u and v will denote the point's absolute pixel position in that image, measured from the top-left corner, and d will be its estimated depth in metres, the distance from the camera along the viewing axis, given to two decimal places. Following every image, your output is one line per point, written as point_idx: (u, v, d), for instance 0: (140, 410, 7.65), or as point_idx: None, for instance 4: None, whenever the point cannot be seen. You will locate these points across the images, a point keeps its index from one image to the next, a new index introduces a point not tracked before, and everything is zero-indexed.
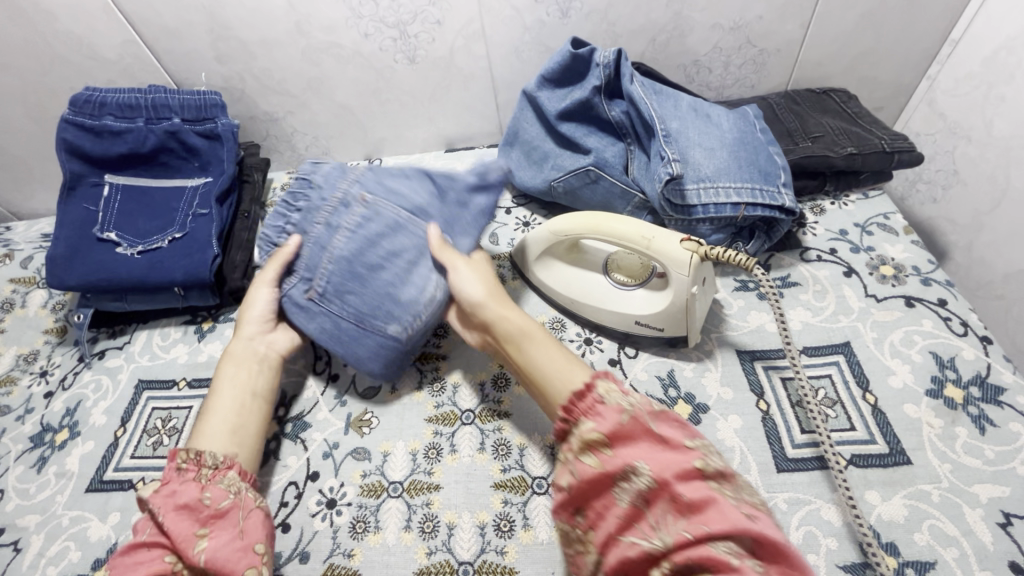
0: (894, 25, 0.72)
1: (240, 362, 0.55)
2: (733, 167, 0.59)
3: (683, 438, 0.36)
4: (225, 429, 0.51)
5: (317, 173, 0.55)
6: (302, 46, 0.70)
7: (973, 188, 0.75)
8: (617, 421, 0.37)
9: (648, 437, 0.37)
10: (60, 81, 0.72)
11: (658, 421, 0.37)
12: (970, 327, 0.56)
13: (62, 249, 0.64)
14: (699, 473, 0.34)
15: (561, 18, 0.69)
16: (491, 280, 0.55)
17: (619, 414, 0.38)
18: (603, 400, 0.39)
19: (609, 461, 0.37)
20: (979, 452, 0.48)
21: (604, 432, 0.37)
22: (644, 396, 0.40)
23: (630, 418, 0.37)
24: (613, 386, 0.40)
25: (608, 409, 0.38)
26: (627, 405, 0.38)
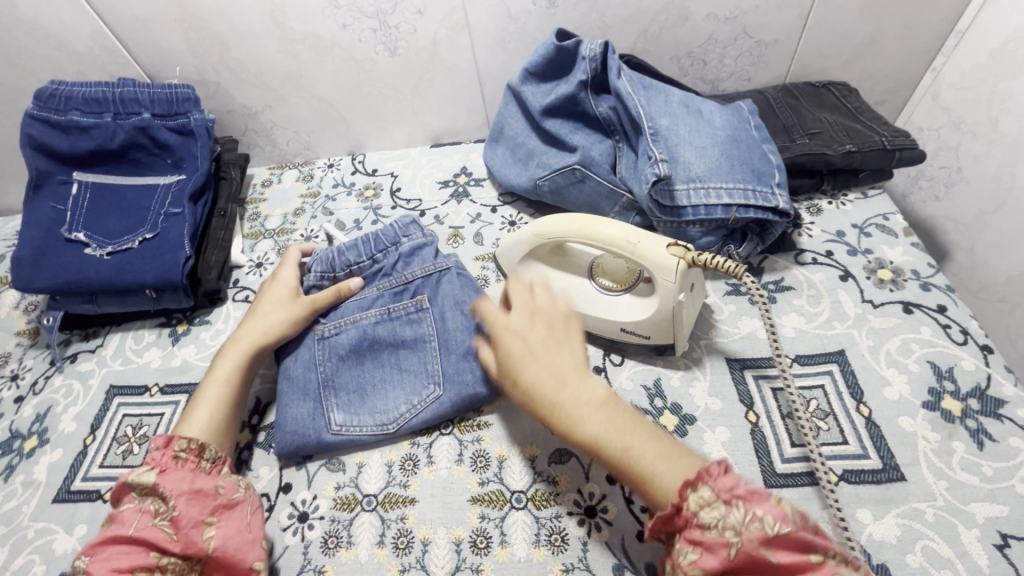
0: (897, 14, 0.69)
1: (246, 352, 0.55)
2: (725, 166, 0.56)
3: (803, 555, 0.32)
4: (216, 422, 0.51)
5: (407, 240, 0.62)
6: (278, 37, 0.67)
7: (977, 186, 0.72)
8: (724, 557, 0.32)
9: (766, 568, 0.32)
10: (27, 73, 0.69)
11: (775, 546, 0.32)
12: (971, 335, 0.54)
13: (29, 250, 0.62)
14: None
15: (547, 8, 0.66)
16: (542, 342, 0.44)
17: (726, 549, 0.32)
18: (704, 526, 0.33)
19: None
20: (976, 469, 0.46)
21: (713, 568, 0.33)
22: (754, 498, 0.33)
23: (740, 553, 0.32)
24: (707, 495, 0.34)
25: (716, 541, 0.33)
26: (735, 537, 0.32)
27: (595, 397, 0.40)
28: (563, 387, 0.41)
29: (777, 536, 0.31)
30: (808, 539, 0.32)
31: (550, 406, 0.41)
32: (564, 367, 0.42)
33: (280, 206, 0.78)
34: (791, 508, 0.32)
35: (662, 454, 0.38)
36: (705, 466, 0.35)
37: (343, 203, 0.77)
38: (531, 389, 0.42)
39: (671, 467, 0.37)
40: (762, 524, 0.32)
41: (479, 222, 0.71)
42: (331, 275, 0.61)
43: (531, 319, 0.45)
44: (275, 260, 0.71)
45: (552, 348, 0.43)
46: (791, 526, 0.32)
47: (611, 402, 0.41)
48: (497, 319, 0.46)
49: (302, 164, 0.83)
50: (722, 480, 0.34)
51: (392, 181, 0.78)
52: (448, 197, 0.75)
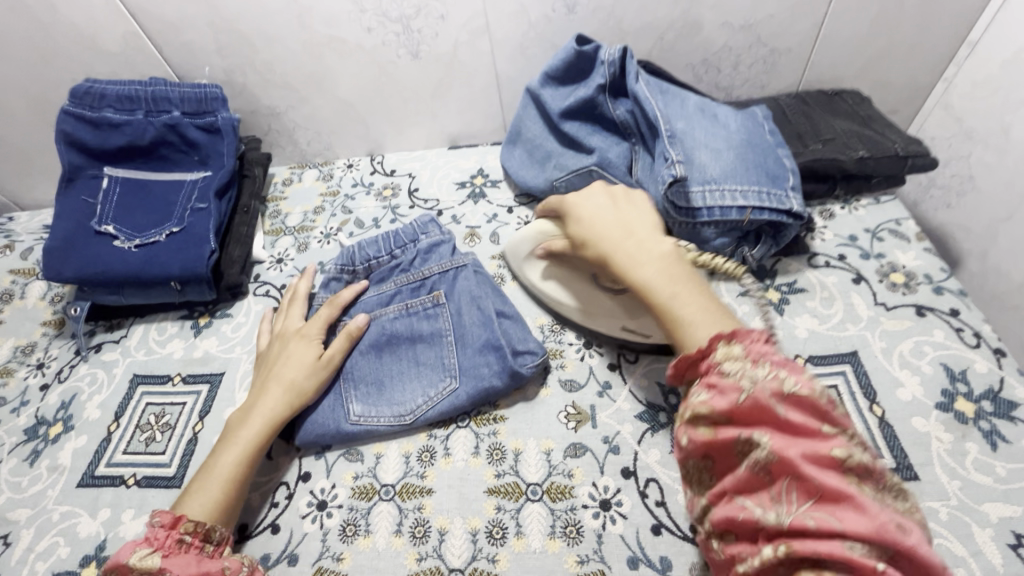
0: (910, 24, 0.70)
1: (270, 425, 0.52)
2: (740, 169, 0.57)
3: (816, 426, 0.33)
4: (225, 498, 0.48)
5: (426, 239, 0.63)
6: (304, 40, 0.69)
7: (989, 194, 0.73)
8: (733, 402, 0.35)
9: (773, 423, 0.34)
10: (61, 72, 0.72)
11: (787, 405, 0.34)
12: (984, 339, 0.54)
13: (59, 241, 0.64)
14: (836, 466, 0.32)
15: (567, 14, 0.67)
16: (610, 213, 0.51)
17: (737, 394, 0.35)
18: (724, 374, 0.37)
19: (723, 432, 0.36)
20: (990, 469, 0.46)
21: (719, 411, 0.36)
22: (780, 368, 0.35)
23: (750, 399, 0.35)
24: (738, 350, 0.37)
25: (730, 386, 0.36)
26: (749, 386, 0.35)
27: (651, 255, 0.47)
28: (625, 239, 0.49)
29: (793, 395, 0.34)
30: (827, 412, 0.33)
31: (610, 253, 0.49)
32: (631, 227, 0.50)
33: (301, 204, 0.79)
34: (819, 385, 0.34)
35: (705, 309, 0.43)
36: (745, 328, 0.38)
37: (362, 202, 0.78)
38: (597, 244, 0.50)
39: (712, 318, 0.42)
40: (782, 383, 0.34)
41: (496, 222, 0.72)
42: (350, 269, 0.62)
43: (617, 195, 0.53)
44: (295, 256, 0.73)
45: (630, 215, 0.51)
46: (812, 394, 0.34)
47: (670, 258, 0.47)
48: (584, 200, 0.53)
49: (321, 164, 0.85)
50: (758, 345, 0.37)
51: (410, 181, 0.80)
52: (465, 198, 0.76)
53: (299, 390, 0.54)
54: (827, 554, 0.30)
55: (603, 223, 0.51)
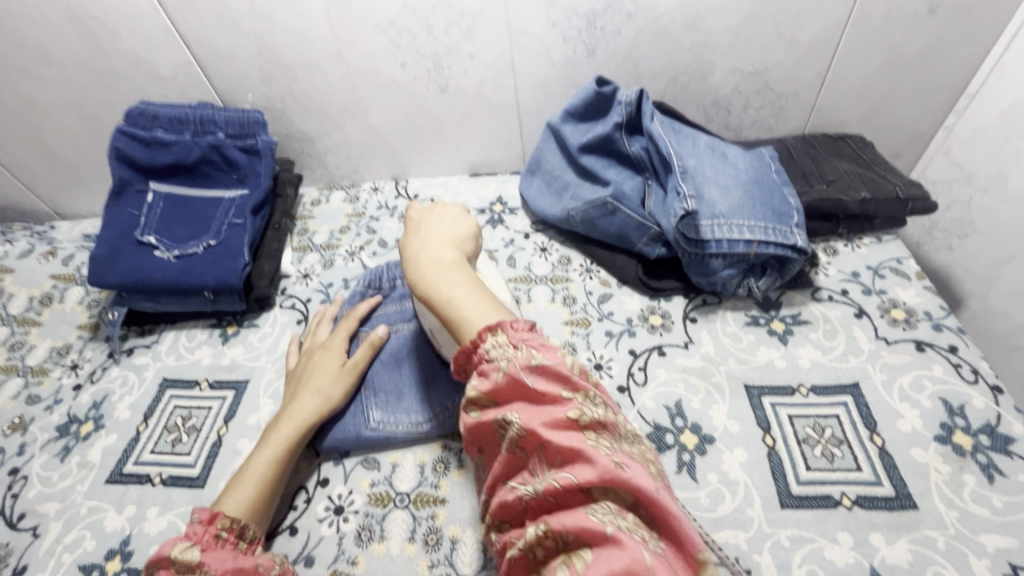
0: (911, 75, 0.74)
1: (301, 430, 0.54)
2: (748, 205, 0.61)
3: (557, 393, 0.36)
4: (258, 500, 0.50)
5: None
6: (342, 72, 0.74)
7: (989, 238, 0.76)
8: (495, 383, 0.37)
9: (524, 395, 0.36)
10: (116, 94, 0.77)
11: (536, 377, 0.36)
12: (982, 375, 0.56)
13: (104, 249, 0.68)
14: (570, 424, 0.35)
15: (587, 56, 0.72)
16: (433, 228, 0.49)
17: (496, 378, 0.37)
18: (488, 358, 0.37)
19: (489, 412, 0.37)
20: (987, 501, 0.48)
21: (487, 393, 0.37)
22: (529, 347, 0.37)
23: (506, 380, 0.36)
24: (501, 339, 0.38)
25: (493, 368, 0.37)
26: (506, 364, 0.37)
27: (440, 263, 0.44)
28: (429, 249, 0.46)
29: (538, 370, 0.36)
30: (568, 379, 0.36)
31: (410, 262, 0.46)
32: (440, 241, 0.47)
33: (327, 224, 0.84)
34: (564, 358, 0.37)
35: (478, 307, 0.41)
36: (511, 320, 0.39)
37: (386, 223, 0.82)
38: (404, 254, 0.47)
39: (483, 316, 0.40)
40: (530, 360, 0.36)
41: (512, 247, 0.76)
42: (377, 287, 0.68)
43: (445, 214, 0.51)
44: (320, 272, 0.76)
45: (442, 232, 0.48)
46: (555, 365, 0.36)
47: (457, 270, 0.44)
48: (418, 213, 0.51)
49: (348, 187, 0.90)
50: (522, 333, 0.38)
51: (432, 206, 0.84)
52: (484, 223, 0.80)
53: (329, 397, 0.57)
54: (571, 502, 0.33)
55: (418, 236, 0.48)
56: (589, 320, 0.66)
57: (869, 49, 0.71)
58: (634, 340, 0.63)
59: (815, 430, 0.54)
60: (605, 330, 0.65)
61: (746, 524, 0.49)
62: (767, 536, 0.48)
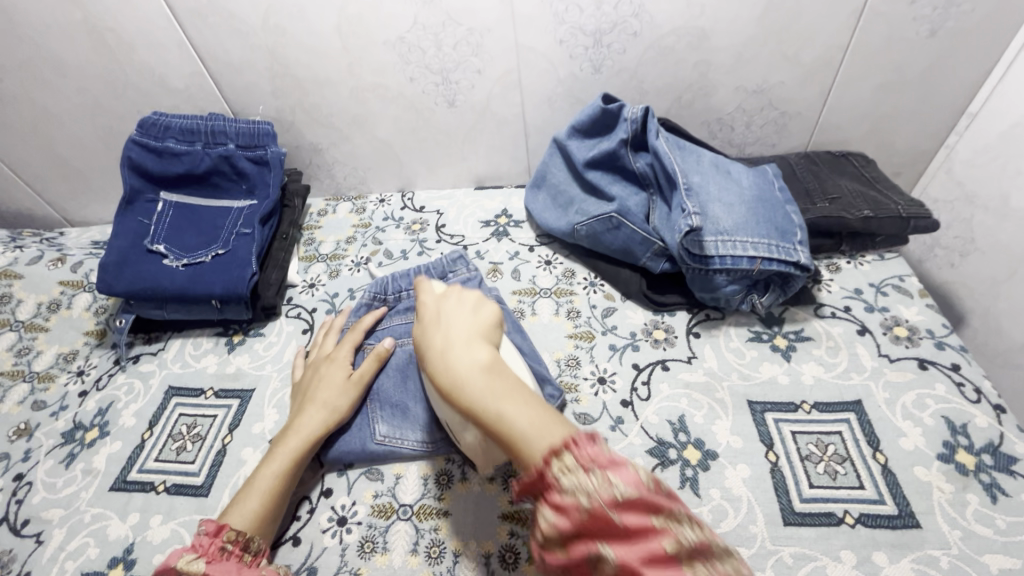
0: (912, 96, 0.75)
1: (307, 443, 0.54)
2: (751, 223, 0.61)
3: (649, 521, 0.31)
4: (263, 513, 0.50)
5: (455, 275, 0.69)
6: (352, 86, 0.75)
7: (990, 256, 0.76)
8: (577, 519, 0.32)
9: (613, 532, 0.31)
10: (129, 104, 0.79)
11: (623, 509, 0.31)
12: (984, 394, 0.56)
13: (113, 257, 0.69)
14: (671, 560, 0.30)
15: (593, 73, 0.74)
16: (453, 316, 0.44)
17: (577, 512, 0.31)
18: (562, 490, 0.32)
19: (573, 550, 0.32)
20: (990, 521, 0.48)
21: (566, 530, 0.32)
22: (606, 469, 0.32)
23: (589, 516, 0.31)
24: (570, 462, 0.33)
25: (570, 501, 0.32)
26: (586, 498, 0.31)
27: (478, 365, 0.39)
28: (458, 347, 0.41)
29: (624, 499, 0.31)
30: (656, 503, 0.31)
31: (440, 365, 0.40)
32: (467, 334, 0.42)
33: (334, 234, 0.84)
34: (644, 474, 0.32)
35: (536, 423, 0.35)
36: (575, 437, 0.34)
37: (392, 234, 0.83)
38: (430, 351, 0.42)
39: (543, 436, 0.35)
40: (614, 489, 0.31)
41: (517, 259, 0.76)
42: (382, 297, 0.68)
43: (462, 298, 0.46)
44: (326, 282, 0.77)
45: (467, 324, 0.43)
46: (639, 490, 0.31)
47: (498, 371, 0.39)
48: (432, 301, 0.46)
49: (355, 198, 0.91)
50: (588, 450, 0.33)
51: (438, 218, 0.85)
52: (489, 235, 0.81)
53: (335, 410, 0.57)
54: None
55: (442, 329, 0.43)
56: (593, 334, 0.66)
57: (871, 69, 0.73)
58: (638, 354, 0.64)
59: (818, 446, 0.54)
60: (608, 343, 0.65)
61: (749, 541, 0.49)
62: (771, 553, 0.48)
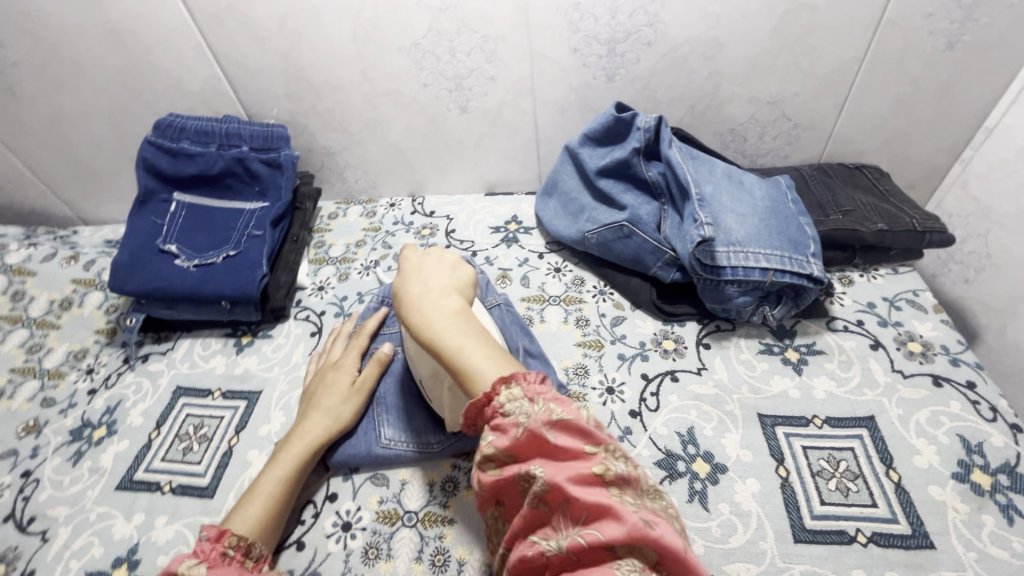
0: (928, 109, 0.75)
1: (310, 451, 0.54)
2: (764, 234, 0.61)
3: (580, 447, 0.36)
4: (265, 519, 0.50)
5: None
6: (366, 91, 0.76)
7: (1005, 273, 0.75)
8: (516, 439, 0.36)
9: (547, 451, 0.36)
10: (145, 106, 0.79)
11: (558, 432, 0.36)
12: (1000, 413, 0.55)
13: (126, 257, 0.69)
14: (595, 480, 0.35)
15: (606, 82, 0.74)
16: (432, 271, 0.49)
17: (517, 434, 0.36)
18: (506, 414, 0.37)
19: (511, 467, 0.37)
20: (1006, 543, 0.47)
21: (506, 448, 0.37)
22: (547, 400, 0.37)
23: (527, 437, 0.36)
24: (516, 393, 0.37)
25: (510, 423, 0.37)
26: (526, 420, 0.36)
27: (447, 310, 0.44)
28: (430, 295, 0.46)
29: (560, 424, 0.36)
30: (589, 432, 0.36)
31: (413, 309, 0.45)
32: (440, 287, 0.47)
33: (344, 237, 0.85)
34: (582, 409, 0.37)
35: (488, 356, 0.40)
36: (522, 372, 0.39)
37: (401, 239, 0.83)
38: (406, 297, 0.46)
39: (493, 366, 0.39)
40: (552, 413, 0.36)
41: (527, 266, 0.76)
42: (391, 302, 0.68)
43: (441, 259, 0.51)
44: (335, 285, 0.77)
45: (441, 279, 0.48)
46: (576, 418, 0.36)
47: (463, 315, 0.44)
48: (413, 256, 0.51)
49: (366, 201, 0.92)
50: (535, 386, 0.38)
51: (447, 223, 0.85)
52: (499, 241, 0.81)
53: (340, 418, 0.57)
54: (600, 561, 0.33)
55: (420, 279, 0.48)
56: (602, 342, 0.66)
57: (886, 82, 0.72)
58: (646, 364, 0.63)
59: (830, 462, 0.54)
60: (617, 353, 0.65)
61: (758, 557, 0.48)
62: (780, 570, 0.47)
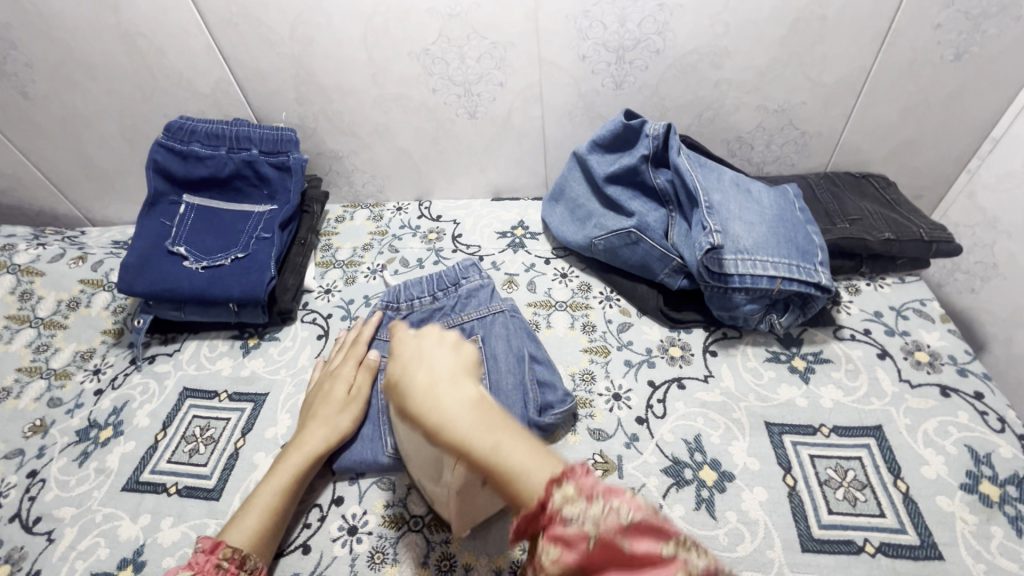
0: (936, 119, 0.75)
1: (308, 461, 0.54)
2: (772, 242, 0.61)
3: (660, 550, 0.28)
4: (261, 531, 0.50)
5: (467, 286, 0.69)
6: (375, 95, 0.76)
7: (1012, 283, 0.75)
8: (582, 552, 0.29)
9: (622, 565, 0.28)
10: (156, 108, 0.80)
11: (632, 537, 0.29)
12: (1009, 424, 0.55)
13: (135, 258, 0.70)
14: None
15: (615, 89, 0.74)
16: (432, 349, 0.39)
17: (584, 545, 0.29)
18: (564, 523, 0.30)
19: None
20: (1015, 555, 0.47)
21: (572, 564, 0.29)
22: (609, 497, 0.30)
23: (597, 548, 0.29)
24: (570, 493, 0.30)
25: (573, 535, 0.29)
26: (592, 529, 0.29)
27: (467, 400, 0.35)
28: (441, 385, 0.37)
29: (631, 527, 0.29)
30: (663, 528, 0.29)
31: (427, 408, 0.36)
32: (450, 370, 0.38)
33: (351, 240, 0.85)
34: (648, 499, 0.30)
35: (535, 453, 0.33)
36: (569, 465, 0.32)
37: (408, 243, 0.83)
38: (413, 390, 0.37)
39: (541, 465, 0.33)
40: (618, 514, 0.29)
41: (533, 271, 0.76)
42: (395, 306, 0.68)
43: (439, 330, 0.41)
44: (342, 288, 0.77)
45: (447, 357, 0.39)
46: (646, 513, 0.29)
47: (486, 401, 0.36)
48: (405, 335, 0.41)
49: (373, 205, 0.92)
50: (587, 479, 0.31)
51: (454, 228, 0.85)
52: (505, 246, 0.81)
53: (338, 428, 0.57)
54: None
55: (425, 364, 0.38)
56: (608, 349, 0.66)
57: (894, 92, 0.72)
58: (653, 371, 0.63)
59: (837, 471, 0.54)
60: (624, 359, 0.65)
61: (766, 566, 0.48)
62: None
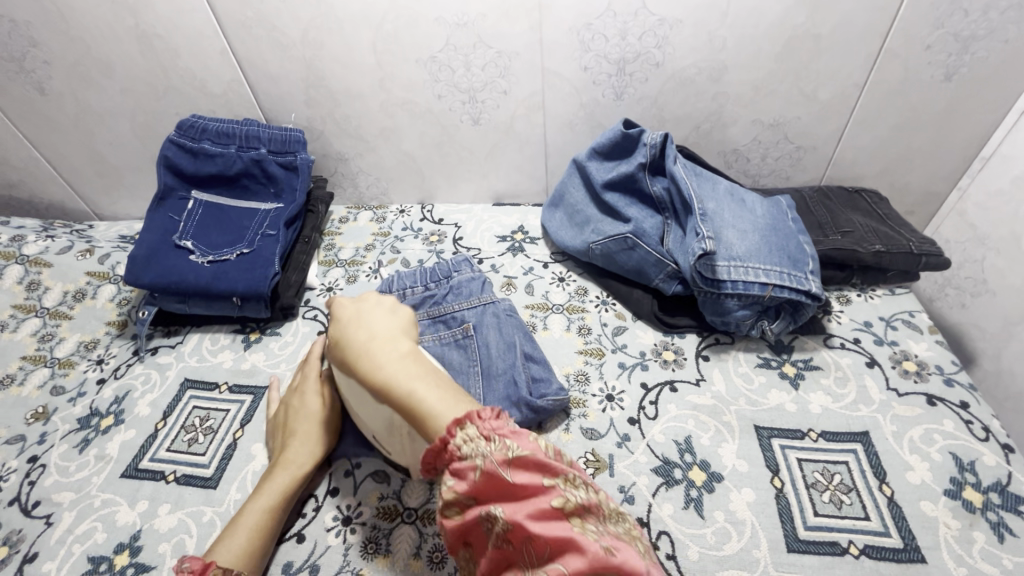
0: (927, 137, 0.77)
1: (297, 478, 0.54)
2: (764, 250, 0.63)
3: (539, 480, 0.36)
4: (250, 551, 0.49)
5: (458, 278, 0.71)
6: (382, 100, 0.78)
7: (1000, 299, 0.77)
8: (473, 480, 0.37)
9: (505, 490, 0.36)
10: (167, 106, 0.82)
11: (515, 468, 0.36)
12: (993, 433, 0.56)
13: (142, 250, 0.71)
14: (555, 514, 0.35)
15: (615, 99, 0.76)
16: (374, 314, 0.50)
17: (475, 475, 0.37)
18: (461, 455, 0.37)
19: (472, 511, 0.37)
20: (996, 560, 0.47)
21: (465, 493, 0.37)
22: (504, 437, 0.38)
23: (484, 476, 0.36)
24: (472, 433, 0.38)
25: (468, 466, 0.37)
26: (481, 460, 0.37)
27: (395, 354, 0.45)
28: (373, 343, 0.46)
29: (517, 461, 0.37)
30: (546, 465, 0.37)
31: (362, 356, 0.46)
32: (384, 334, 0.47)
33: (354, 241, 0.87)
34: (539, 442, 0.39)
35: (442, 396, 0.41)
36: (476, 410, 0.39)
37: (409, 244, 0.85)
38: (350, 346, 0.47)
39: (448, 406, 0.40)
40: (508, 450, 0.37)
41: (531, 274, 0.78)
42: (387, 295, 0.70)
43: (381, 305, 0.52)
44: (343, 287, 0.79)
45: (384, 322, 0.49)
46: (533, 452, 0.37)
47: (411, 357, 0.45)
48: (352, 306, 0.52)
49: (376, 207, 0.94)
50: (489, 422, 0.38)
51: (455, 231, 0.87)
52: (505, 250, 0.82)
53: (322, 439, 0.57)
54: None
55: (366, 327, 0.48)
56: (603, 351, 0.67)
57: (886, 110, 0.74)
58: (646, 373, 0.64)
59: (824, 475, 0.55)
60: (618, 361, 0.66)
61: (751, 565, 0.48)
62: None
